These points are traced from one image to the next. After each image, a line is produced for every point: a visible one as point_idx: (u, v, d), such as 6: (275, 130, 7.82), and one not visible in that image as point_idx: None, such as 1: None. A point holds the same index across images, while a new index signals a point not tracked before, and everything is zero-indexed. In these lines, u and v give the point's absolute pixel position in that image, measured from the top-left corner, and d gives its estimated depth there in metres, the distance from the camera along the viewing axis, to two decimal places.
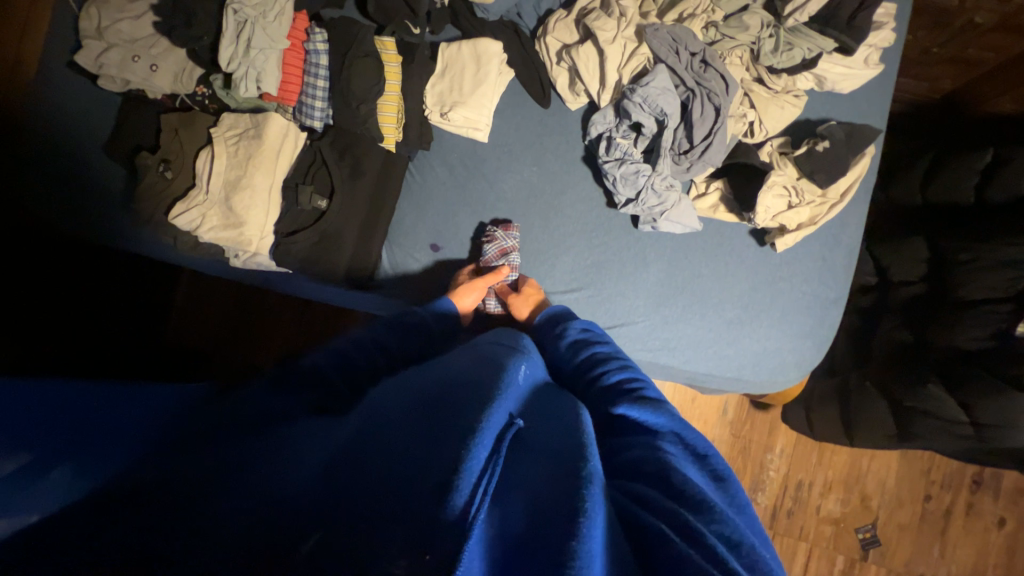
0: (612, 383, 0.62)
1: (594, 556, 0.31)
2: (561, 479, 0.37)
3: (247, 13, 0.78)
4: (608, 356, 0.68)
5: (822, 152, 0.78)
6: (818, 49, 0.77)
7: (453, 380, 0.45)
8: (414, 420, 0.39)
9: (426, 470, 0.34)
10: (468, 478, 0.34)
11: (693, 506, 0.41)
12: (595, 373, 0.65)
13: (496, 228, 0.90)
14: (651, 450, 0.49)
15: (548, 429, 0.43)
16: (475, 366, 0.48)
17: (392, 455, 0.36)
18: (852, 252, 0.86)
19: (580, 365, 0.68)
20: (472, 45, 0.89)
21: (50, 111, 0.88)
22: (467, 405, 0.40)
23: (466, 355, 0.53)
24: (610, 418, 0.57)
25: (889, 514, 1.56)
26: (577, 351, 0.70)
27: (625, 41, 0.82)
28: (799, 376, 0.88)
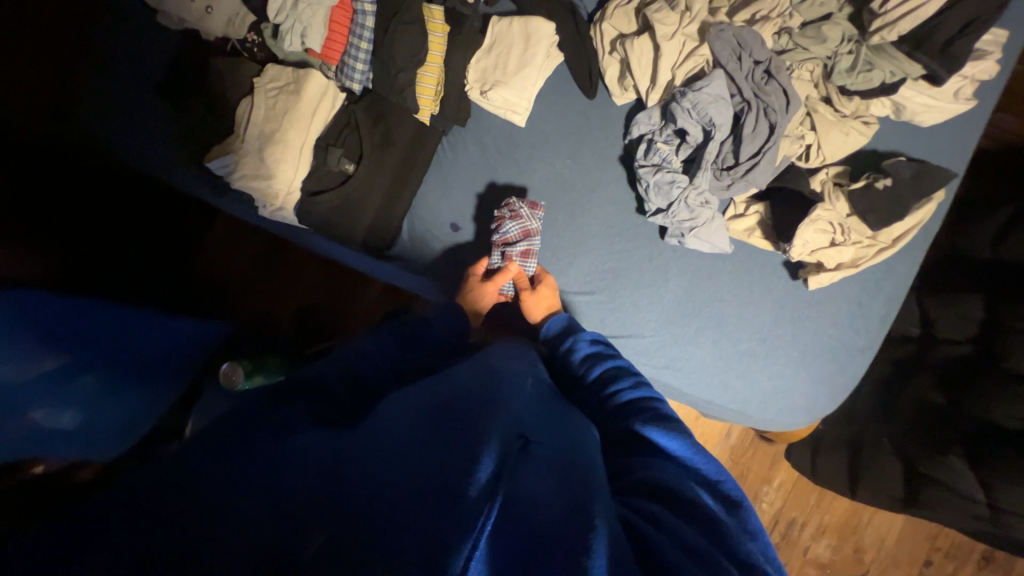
0: (625, 401, 0.61)
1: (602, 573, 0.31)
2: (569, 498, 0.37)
3: None
4: (620, 372, 0.66)
5: (881, 189, 0.71)
6: (903, 74, 0.69)
7: (465, 392, 0.46)
8: (422, 420, 0.41)
9: (435, 471, 0.34)
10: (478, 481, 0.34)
11: (708, 535, 0.40)
12: (607, 389, 0.64)
13: (521, 207, 0.84)
14: (663, 471, 0.48)
15: (554, 446, 0.44)
16: (483, 379, 0.49)
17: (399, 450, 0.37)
18: (894, 302, 0.79)
19: (592, 380, 0.66)
20: (524, 23, 0.85)
21: (113, 39, 0.91)
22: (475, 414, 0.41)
23: (481, 369, 0.53)
24: (623, 438, 0.56)
25: (881, 571, 1.50)
26: (588, 365, 0.69)
27: (685, 38, 0.76)
28: (807, 421, 0.84)
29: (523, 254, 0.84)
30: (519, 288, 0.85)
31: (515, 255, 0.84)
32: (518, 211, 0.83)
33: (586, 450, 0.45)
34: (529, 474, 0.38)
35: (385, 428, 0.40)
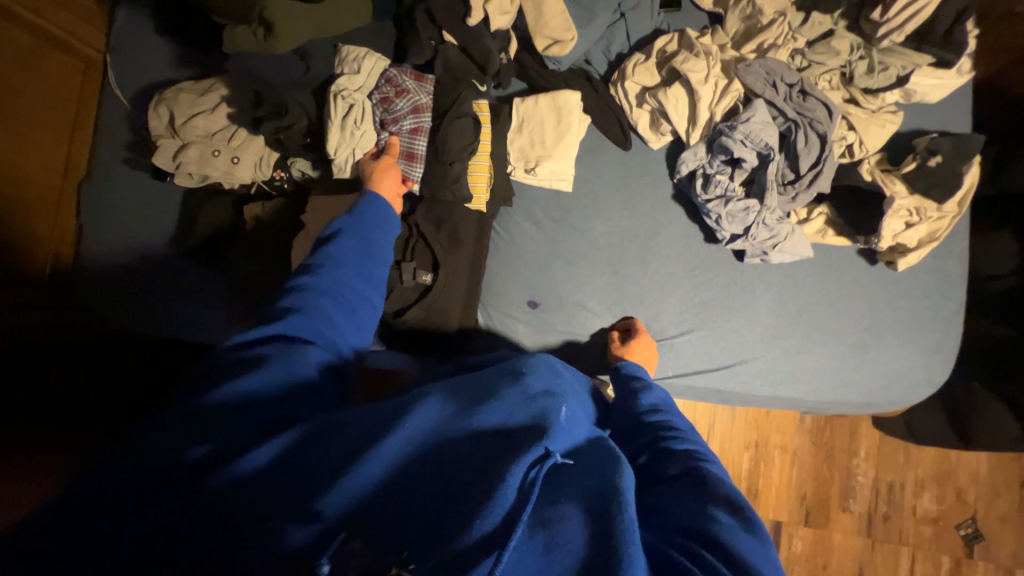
0: (676, 446, 0.60)
1: None
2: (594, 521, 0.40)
3: (352, 97, 0.78)
4: (670, 415, 0.66)
5: (934, 167, 0.78)
6: (912, 66, 0.78)
7: (500, 412, 0.46)
8: (459, 453, 0.43)
9: (460, 503, 0.39)
10: (498, 507, 0.39)
11: None
12: (663, 431, 0.62)
13: (407, 76, 0.82)
14: (694, 508, 0.50)
15: (594, 465, 0.46)
16: (522, 397, 0.48)
17: (441, 484, 0.40)
18: (965, 259, 0.84)
19: (638, 423, 0.65)
20: (550, 98, 0.88)
21: (131, 219, 0.91)
22: (511, 441, 0.44)
23: (516, 375, 0.51)
24: (660, 471, 0.57)
25: (988, 506, 1.52)
26: (642, 404, 0.67)
27: (716, 79, 0.81)
28: (929, 392, 0.85)
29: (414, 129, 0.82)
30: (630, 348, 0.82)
31: (406, 129, 0.81)
32: (403, 85, 0.81)
33: (622, 458, 0.47)
34: (554, 502, 0.42)
35: (434, 459, 0.42)
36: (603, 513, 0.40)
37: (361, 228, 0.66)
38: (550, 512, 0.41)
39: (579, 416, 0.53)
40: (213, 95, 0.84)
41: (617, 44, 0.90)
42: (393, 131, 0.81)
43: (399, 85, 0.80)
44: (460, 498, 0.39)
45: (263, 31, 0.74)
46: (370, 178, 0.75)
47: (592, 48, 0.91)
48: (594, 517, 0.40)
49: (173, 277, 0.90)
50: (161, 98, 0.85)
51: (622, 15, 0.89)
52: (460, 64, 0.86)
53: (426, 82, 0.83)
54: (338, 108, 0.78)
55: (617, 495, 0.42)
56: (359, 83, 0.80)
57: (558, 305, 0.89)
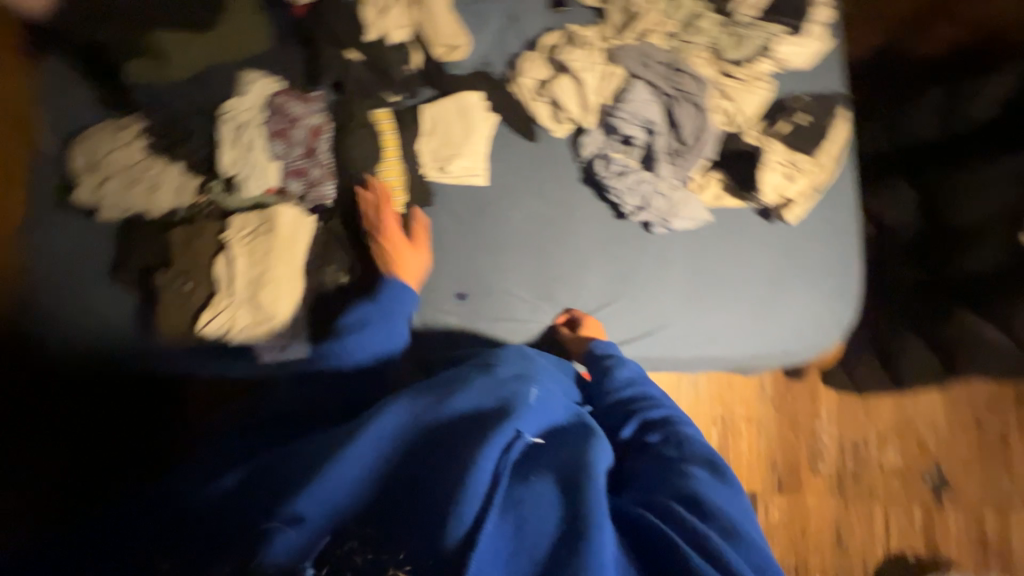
0: (649, 418, 0.73)
1: (600, 559, 0.48)
2: (568, 498, 0.53)
3: (242, 118, 0.84)
4: (645, 392, 0.77)
5: (804, 125, 0.85)
6: (772, 35, 0.87)
7: (473, 415, 0.61)
8: (446, 453, 0.56)
9: (454, 494, 0.51)
10: (472, 502, 0.51)
11: (703, 516, 0.58)
12: (635, 407, 0.75)
13: (295, 102, 0.86)
14: (669, 467, 0.64)
15: (567, 448, 0.60)
16: (485, 393, 0.64)
17: (437, 479, 0.53)
18: (856, 207, 0.90)
19: (618, 399, 0.77)
20: (454, 100, 0.93)
21: (40, 251, 0.88)
22: (485, 436, 0.57)
23: (484, 384, 0.66)
24: (639, 442, 0.70)
25: (950, 451, 1.56)
26: (619, 385, 0.78)
27: (598, 66, 0.88)
28: (841, 335, 0.90)
29: (308, 151, 0.85)
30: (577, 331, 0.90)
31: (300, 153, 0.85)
32: (291, 112, 0.85)
33: (591, 440, 0.61)
34: (540, 481, 0.55)
35: (428, 453, 0.56)
36: (577, 489, 0.54)
37: (385, 310, 0.82)
38: (529, 492, 0.54)
39: (555, 400, 0.67)
40: (127, 131, 0.87)
41: (511, 46, 0.96)
42: (284, 139, 0.84)
43: (285, 111, 0.84)
44: (438, 491, 0.52)
45: (150, 59, 0.82)
46: (393, 265, 0.87)
47: (490, 51, 0.97)
48: (567, 493, 0.54)
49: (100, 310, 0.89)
50: (81, 137, 0.88)
51: (512, 19, 0.96)
52: (367, 79, 0.92)
53: (314, 103, 0.87)
54: (231, 131, 0.84)
55: (584, 475, 0.55)
56: (248, 104, 0.84)
57: (483, 293, 0.92)
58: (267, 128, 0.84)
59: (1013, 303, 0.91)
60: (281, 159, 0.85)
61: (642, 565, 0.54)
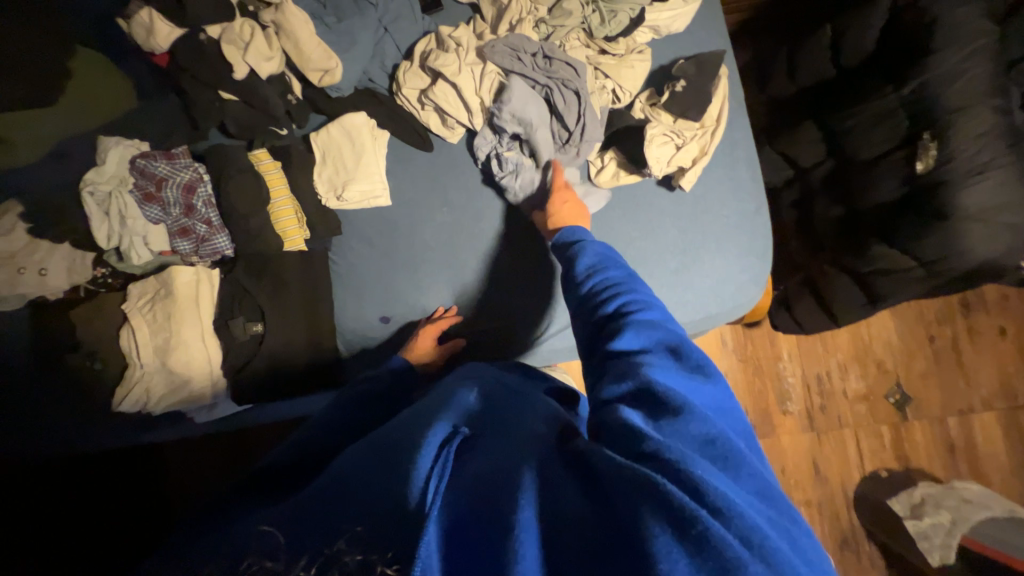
0: (611, 310, 0.62)
1: (530, 522, 0.40)
2: (508, 463, 0.46)
3: (105, 190, 0.79)
4: (606, 278, 0.66)
5: (682, 91, 0.84)
6: (638, 6, 0.85)
7: (415, 414, 0.54)
8: (371, 455, 0.48)
9: (383, 485, 0.43)
10: (416, 479, 0.43)
11: (671, 413, 0.46)
12: (597, 300, 0.64)
13: (158, 160, 0.82)
14: (629, 362, 0.54)
15: (509, 421, 0.54)
16: (434, 400, 0.58)
17: (366, 473, 0.46)
18: (753, 163, 0.91)
19: (582, 296, 0.66)
20: (338, 125, 0.90)
21: None
22: (422, 429, 0.50)
23: (432, 394, 0.61)
24: (603, 336, 0.60)
25: (908, 368, 1.61)
26: (580, 272, 0.68)
27: (471, 66, 0.86)
28: (759, 290, 0.92)
29: (186, 208, 0.82)
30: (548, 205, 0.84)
31: (179, 212, 0.82)
32: (156, 173, 0.81)
33: (535, 411, 0.56)
34: (476, 458, 0.47)
35: (361, 454, 0.49)
36: (510, 458, 0.46)
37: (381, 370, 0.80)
38: (457, 474, 0.46)
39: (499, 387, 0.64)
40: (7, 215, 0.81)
41: (389, 57, 0.94)
42: (157, 203, 0.81)
43: (149, 171, 0.80)
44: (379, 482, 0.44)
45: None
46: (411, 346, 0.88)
47: (369, 66, 0.94)
48: (497, 465, 0.46)
49: None
50: None
51: (384, 30, 0.93)
52: (246, 116, 0.88)
53: (179, 157, 0.83)
54: (97, 205, 0.79)
55: (525, 444, 0.48)
56: (108, 172, 0.80)
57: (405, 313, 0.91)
58: (135, 193, 0.80)
59: (920, 238, 0.88)
60: (163, 224, 0.82)
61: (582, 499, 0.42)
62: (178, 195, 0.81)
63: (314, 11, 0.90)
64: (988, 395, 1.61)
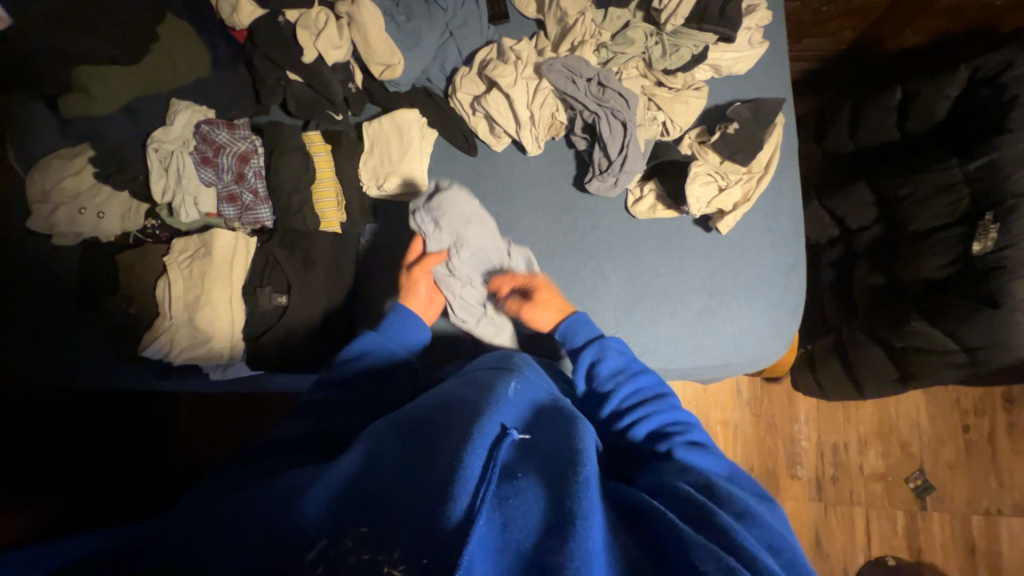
0: (658, 429, 0.69)
1: (593, 559, 0.41)
2: (559, 486, 0.47)
3: (168, 148, 0.85)
4: (637, 388, 0.73)
5: (734, 134, 0.83)
6: (703, 44, 0.84)
7: (458, 409, 0.56)
8: (416, 454, 0.50)
9: (428, 483, 0.45)
10: (463, 486, 0.44)
11: (737, 514, 0.52)
12: (636, 416, 0.70)
13: (222, 130, 0.87)
14: (688, 466, 0.60)
15: (552, 436, 0.55)
16: (473, 394, 0.60)
17: (415, 469, 0.47)
18: (796, 215, 0.89)
19: (619, 407, 0.72)
20: (391, 118, 0.93)
21: None
22: (467, 430, 0.50)
23: (467, 388, 0.62)
24: (654, 452, 0.66)
25: (934, 455, 1.51)
26: (609, 382, 0.74)
27: (526, 81, 0.87)
28: (783, 346, 0.88)
29: (236, 176, 0.86)
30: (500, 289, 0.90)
31: (230, 178, 0.86)
32: (217, 140, 0.86)
33: (577, 425, 0.57)
34: (524, 473, 0.48)
35: (406, 454, 0.50)
36: (562, 479, 0.48)
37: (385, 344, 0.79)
38: (513, 487, 0.47)
39: (535, 389, 0.65)
40: (82, 159, 0.90)
41: (450, 60, 0.96)
42: (212, 166, 0.86)
43: (210, 136, 0.86)
44: (424, 481, 0.45)
45: (84, 95, 0.83)
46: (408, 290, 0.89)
47: (429, 66, 0.97)
48: (551, 489, 0.47)
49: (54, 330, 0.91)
50: (37, 165, 0.91)
51: (450, 34, 0.96)
52: (307, 98, 0.93)
53: (241, 129, 0.88)
54: (160, 161, 0.86)
55: (572, 462, 0.50)
56: (175, 132, 0.86)
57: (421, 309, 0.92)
58: (194, 155, 0.85)
59: (964, 323, 0.84)
60: (212, 186, 0.86)
61: (646, 553, 0.46)
62: (232, 161, 0.86)
63: (387, 10, 0.94)
64: (1021, 501, 1.49)
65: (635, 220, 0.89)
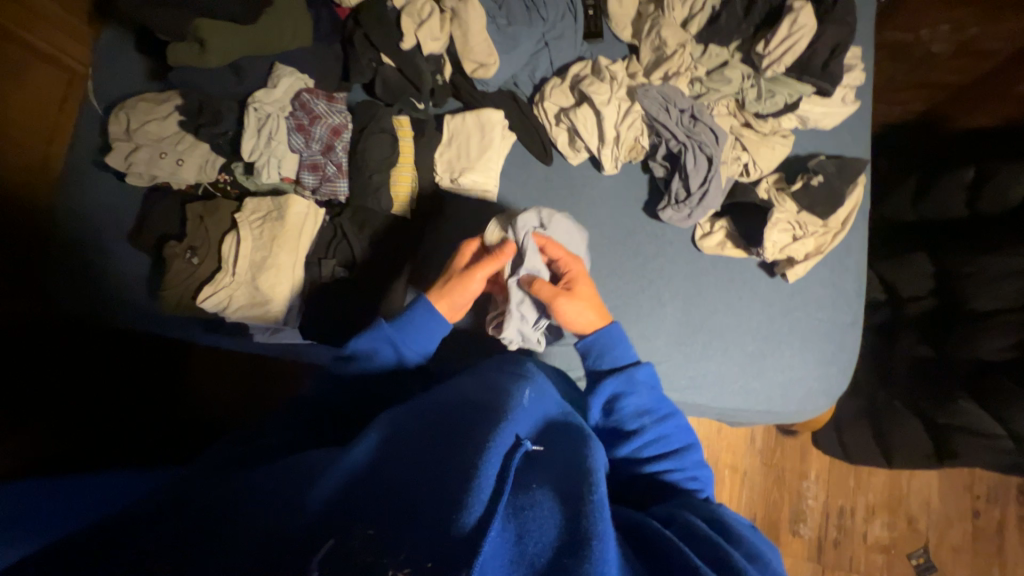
0: (671, 469, 0.65)
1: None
2: (571, 500, 0.46)
3: (267, 109, 0.86)
4: (661, 434, 0.66)
5: (817, 186, 0.84)
6: (798, 94, 0.86)
7: (467, 411, 0.55)
8: (427, 453, 0.48)
9: (439, 484, 0.43)
10: (478, 495, 0.42)
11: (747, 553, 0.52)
12: (648, 455, 0.66)
13: (320, 100, 0.89)
14: (698, 504, 0.59)
15: (564, 451, 0.55)
16: (482, 395, 0.58)
17: (424, 468, 0.46)
18: (861, 276, 0.89)
19: (634, 441, 0.66)
20: (476, 116, 0.94)
21: (72, 206, 0.93)
22: (483, 437, 0.49)
23: (475, 388, 0.61)
24: (659, 484, 0.64)
25: (940, 535, 1.49)
26: (627, 416, 0.67)
27: (619, 101, 0.89)
28: (827, 402, 0.88)
29: (326, 147, 0.88)
30: (546, 296, 0.75)
31: (318, 148, 0.88)
32: (315, 110, 0.87)
33: (587, 443, 0.56)
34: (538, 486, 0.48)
35: (414, 454, 0.48)
36: (576, 495, 0.47)
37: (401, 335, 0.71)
38: (525, 498, 0.46)
39: (547, 401, 0.64)
40: (168, 105, 0.91)
41: (540, 69, 0.98)
42: (305, 134, 0.87)
43: (307, 105, 0.87)
44: (437, 484, 0.43)
45: (199, 47, 0.83)
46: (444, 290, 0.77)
47: (519, 71, 0.98)
48: (566, 502, 0.46)
49: (117, 269, 0.92)
50: (122, 106, 0.92)
51: (544, 44, 0.97)
52: (395, 81, 0.93)
53: (339, 103, 0.91)
54: (255, 121, 0.86)
55: (586, 478, 0.49)
56: (275, 96, 0.87)
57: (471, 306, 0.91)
58: (289, 121, 0.87)
59: None
60: (297, 153, 0.87)
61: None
62: (322, 131, 0.87)
63: (489, 11, 0.95)
64: None
65: (700, 254, 0.90)
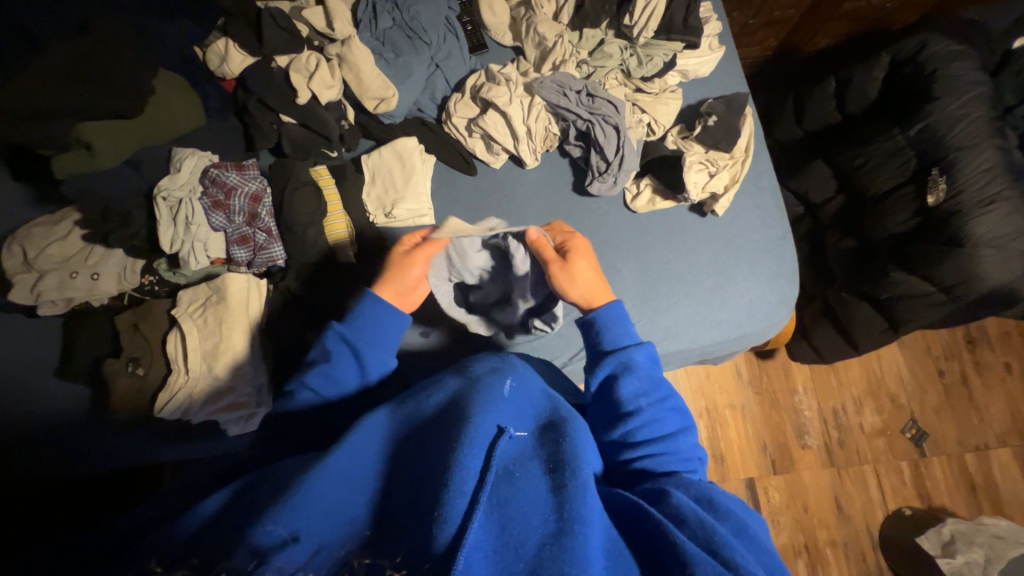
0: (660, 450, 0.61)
1: (593, 561, 0.41)
2: (555, 489, 0.46)
3: (177, 195, 0.83)
4: (658, 417, 0.63)
5: (714, 125, 0.92)
6: (671, 52, 0.96)
7: (452, 410, 0.51)
8: (410, 465, 0.47)
9: (420, 496, 0.43)
10: (456, 503, 0.41)
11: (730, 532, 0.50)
12: (635, 438, 0.62)
13: (230, 171, 0.86)
14: (688, 483, 0.56)
15: (549, 440, 0.52)
16: (461, 390, 0.55)
17: (410, 483, 0.45)
18: (776, 193, 0.98)
19: (620, 424, 0.63)
20: (391, 147, 0.95)
21: None
22: (463, 429, 0.48)
23: (458, 381, 0.57)
24: (635, 471, 0.60)
25: (921, 403, 1.63)
26: (624, 395, 0.65)
27: (520, 98, 0.94)
28: (788, 311, 0.95)
29: (250, 217, 0.86)
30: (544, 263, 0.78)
31: (243, 221, 0.85)
32: (228, 182, 0.85)
33: (569, 430, 0.53)
34: (520, 481, 0.47)
35: (397, 467, 0.48)
36: (557, 485, 0.46)
37: (358, 338, 0.67)
38: (507, 491, 0.45)
39: (531, 388, 0.61)
40: (66, 222, 0.84)
41: (439, 90, 1.01)
42: (224, 210, 0.84)
43: (216, 178, 0.84)
44: (425, 485, 0.44)
45: (86, 151, 0.80)
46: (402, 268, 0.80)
47: (420, 97, 1.01)
48: (552, 489, 0.46)
49: (52, 411, 0.83)
50: (11, 238, 0.84)
51: (436, 66, 1.01)
52: (301, 137, 0.92)
53: (249, 170, 0.88)
54: (167, 210, 0.83)
55: (568, 465, 0.48)
56: (182, 180, 0.85)
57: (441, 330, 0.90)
58: (203, 201, 0.84)
59: (937, 265, 0.93)
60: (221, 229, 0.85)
61: (642, 557, 0.45)
62: (240, 201, 0.85)
63: (374, 49, 0.98)
64: (1001, 431, 1.63)
65: (637, 215, 0.95)
